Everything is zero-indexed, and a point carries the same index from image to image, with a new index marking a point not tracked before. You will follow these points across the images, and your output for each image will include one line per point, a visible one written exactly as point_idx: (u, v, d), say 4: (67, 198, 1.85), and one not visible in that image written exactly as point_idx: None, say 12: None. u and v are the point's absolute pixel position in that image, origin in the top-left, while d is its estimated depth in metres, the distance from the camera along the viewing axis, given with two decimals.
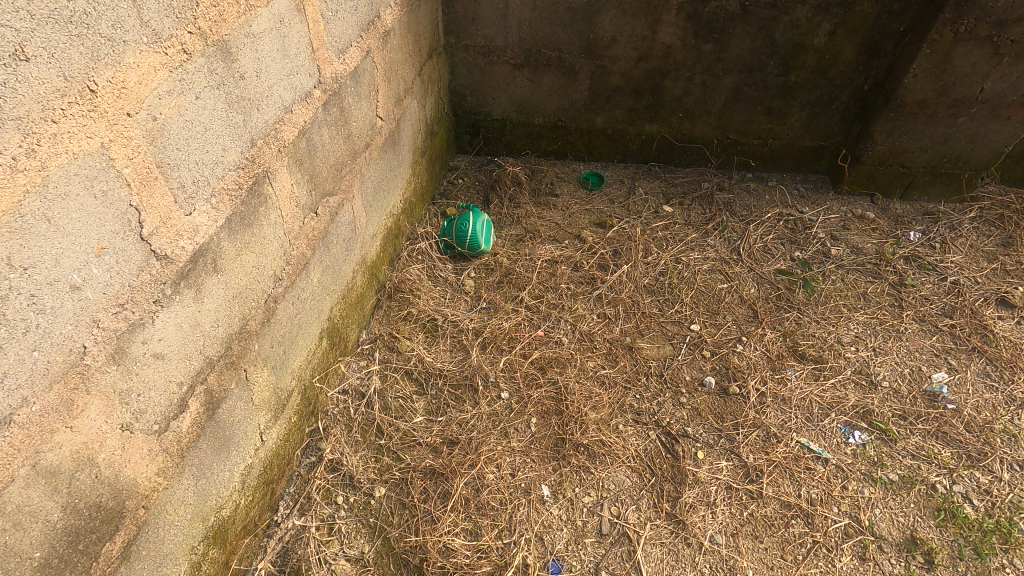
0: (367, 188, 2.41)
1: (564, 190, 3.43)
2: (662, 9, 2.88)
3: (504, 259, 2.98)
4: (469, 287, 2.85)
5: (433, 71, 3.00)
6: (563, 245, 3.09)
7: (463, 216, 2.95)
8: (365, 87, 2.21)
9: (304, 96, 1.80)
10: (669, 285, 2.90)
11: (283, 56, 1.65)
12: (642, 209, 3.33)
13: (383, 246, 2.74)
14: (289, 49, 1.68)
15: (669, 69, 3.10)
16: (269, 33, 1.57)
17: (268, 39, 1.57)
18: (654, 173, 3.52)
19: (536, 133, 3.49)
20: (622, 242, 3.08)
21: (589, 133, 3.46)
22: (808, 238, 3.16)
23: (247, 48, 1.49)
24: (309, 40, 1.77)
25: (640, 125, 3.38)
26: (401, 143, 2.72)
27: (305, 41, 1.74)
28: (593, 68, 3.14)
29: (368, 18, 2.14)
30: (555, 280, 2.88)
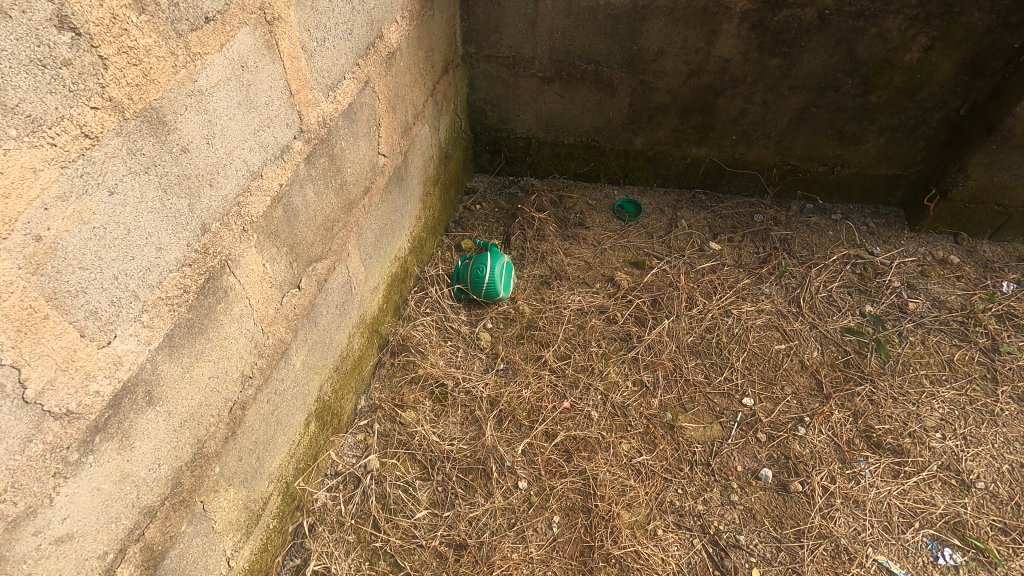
0: (367, 239, 2.05)
1: (595, 220, 3.02)
2: (722, 17, 2.41)
3: (526, 308, 2.60)
4: (484, 342, 2.48)
5: (449, 88, 2.59)
6: (593, 290, 2.69)
7: (480, 256, 2.58)
8: (362, 124, 1.82)
9: (280, 153, 1.42)
10: (716, 344, 2.49)
11: (248, 111, 1.27)
12: (685, 245, 2.91)
13: (387, 296, 2.38)
14: (257, 99, 1.29)
15: (724, 87, 2.64)
16: (225, 86, 1.18)
17: (224, 94, 1.18)
18: (699, 201, 3.09)
19: (565, 154, 3.07)
20: (662, 289, 2.67)
21: (626, 155, 3.03)
22: (881, 288, 2.70)
23: (192, 110, 1.11)
24: (286, 83, 1.39)
25: (686, 148, 2.93)
26: (410, 178, 2.34)
27: (279, 85, 1.36)
28: (635, 84, 2.69)
29: (366, 40, 1.74)
30: (584, 335, 2.50)
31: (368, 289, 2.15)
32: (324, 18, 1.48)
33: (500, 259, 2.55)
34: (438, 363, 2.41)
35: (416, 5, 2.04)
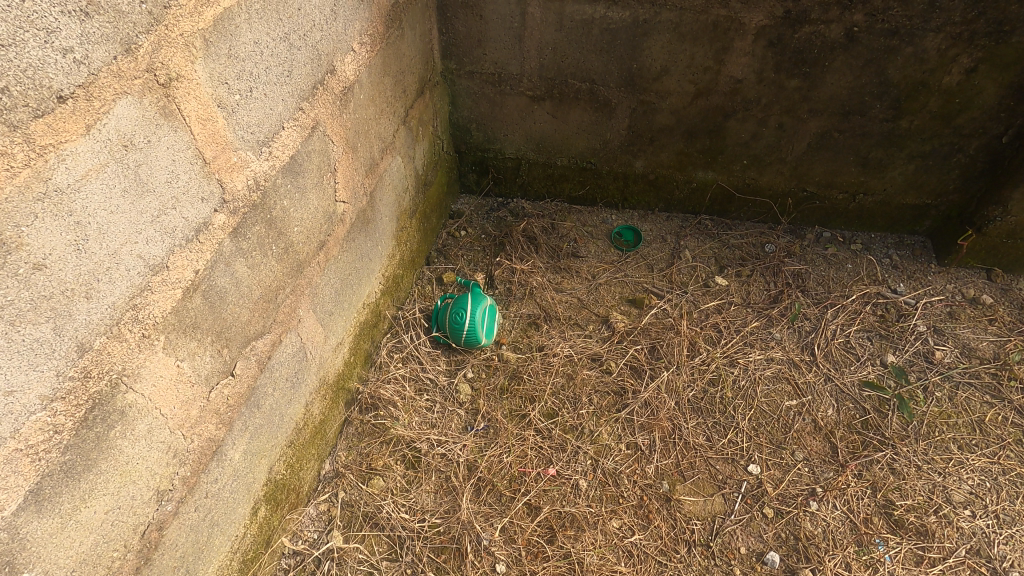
0: (324, 298, 1.81)
1: (590, 250, 2.76)
2: (735, 33, 2.12)
3: (511, 354, 2.37)
4: (464, 395, 2.26)
5: (426, 111, 2.32)
6: (586, 333, 2.45)
7: (460, 297, 2.35)
8: (312, 175, 1.58)
9: (193, 233, 1.18)
10: (720, 400, 2.25)
11: (140, 196, 1.02)
12: (688, 280, 2.65)
13: (354, 348, 2.16)
14: (152, 180, 1.04)
15: (735, 108, 2.35)
16: (100, 175, 0.94)
17: (99, 185, 0.94)
18: (704, 229, 2.82)
19: (559, 176, 2.80)
20: (661, 333, 2.43)
21: (625, 179, 2.75)
22: (905, 334, 2.44)
23: (47, 215, 0.86)
24: (197, 151, 1.14)
25: (691, 172, 2.65)
26: (378, 219, 2.09)
27: (186, 155, 1.11)
28: (635, 104, 2.41)
29: (312, 79, 1.48)
30: (574, 389, 2.27)
31: (329, 348, 1.92)
32: (249, 64, 1.23)
33: (482, 300, 2.32)
34: (412, 420, 2.19)
35: (379, 27, 1.77)
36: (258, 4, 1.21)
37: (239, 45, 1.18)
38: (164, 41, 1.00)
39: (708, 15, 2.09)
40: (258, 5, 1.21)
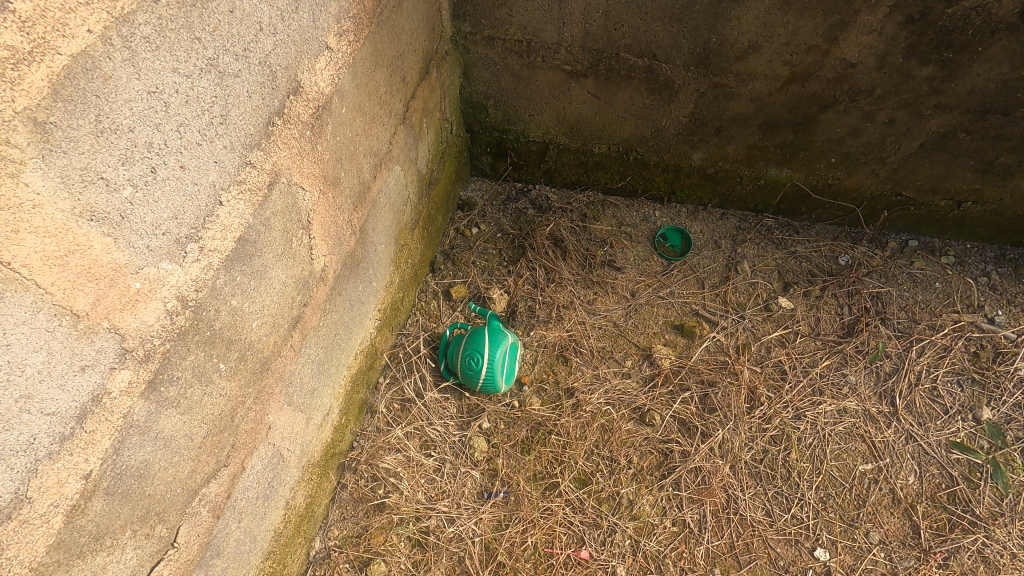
0: (302, 382, 1.37)
1: (628, 258, 2.28)
2: (862, 2, 1.53)
3: (534, 399, 1.98)
4: (479, 454, 1.89)
5: (432, 96, 1.75)
6: (623, 371, 2.05)
7: (475, 332, 1.91)
8: (273, 247, 1.08)
9: (71, 427, 0.72)
10: (783, 463, 1.90)
11: None
12: (746, 301, 2.21)
13: (346, 407, 1.75)
14: None
15: (838, 99, 1.79)
16: None
17: None
18: (766, 233, 2.34)
19: (594, 165, 2.26)
20: (714, 374, 2.03)
21: (676, 171, 2.22)
22: (1003, 380, 2.04)
23: None
24: (56, 308, 0.66)
25: (762, 168, 2.13)
26: (371, 253, 1.60)
27: (31, 327, 0.64)
28: (706, 88, 1.84)
29: (262, 115, 0.95)
30: (610, 447, 1.90)
31: (312, 430, 1.51)
32: (142, 133, 0.72)
33: (502, 339, 1.89)
34: (418, 486, 1.84)
35: (366, 3, 1.20)
36: (147, 27, 0.69)
37: (115, 110, 0.67)
38: None
39: None
40: (147, 29, 0.69)
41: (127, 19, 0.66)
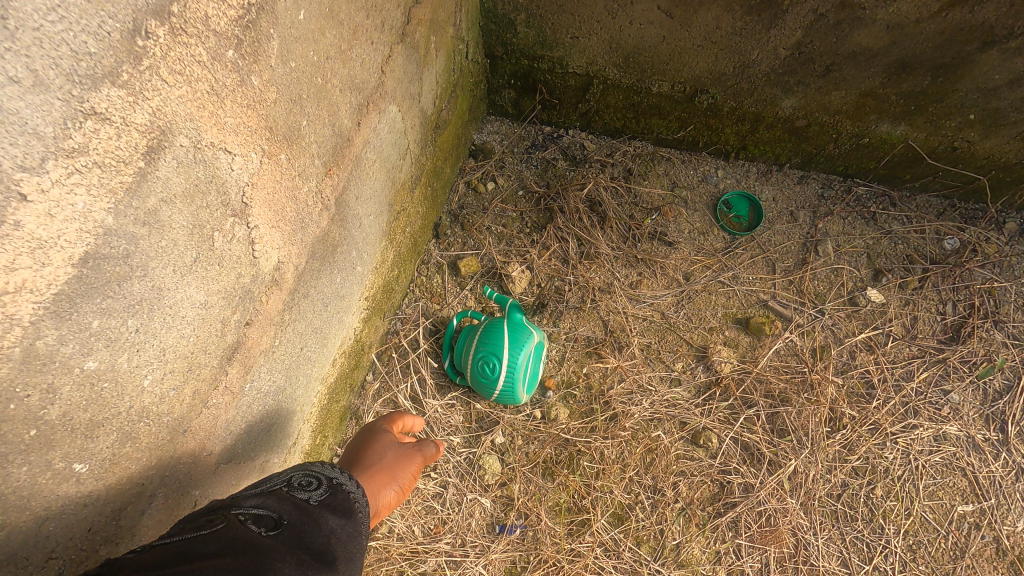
0: (245, 429, 0.94)
1: (682, 231, 1.82)
2: None
3: (561, 409, 1.58)
4: (491, 477, 1.52)
5: (444, 3, 1.24)
6: (672, 377, 1.64)
7: (491, 326, 1.49)
8: (171, 257, 0.63)
9: None
10: (865, 502, 1.54)
11: None
12: (826, 291, 1.77)
13: (324, 427, 1.34)
14: None
15: (1013, 32, 1.28)
16: None
17: None
18: (856, 205, 1.86)
19: (648, 108, 1.74)
20: (786, 385, 1.62)
21: (755, 122, 1.72)
22: None
23: None
24: None
25: (870, 123, 1.63)
26: (353, 232, 1.13)
27: None
28: (827, 8, 1.32)
29: (114, 13, 0.47)
30: (653, 475, 1.53)
31: (270, 477, 1.10)
32: None
33: (525, 337, 1.46)
34: (414, 516, 1.48)
35: None
36: None
37: None
38: None
39: None
40: None
41: None
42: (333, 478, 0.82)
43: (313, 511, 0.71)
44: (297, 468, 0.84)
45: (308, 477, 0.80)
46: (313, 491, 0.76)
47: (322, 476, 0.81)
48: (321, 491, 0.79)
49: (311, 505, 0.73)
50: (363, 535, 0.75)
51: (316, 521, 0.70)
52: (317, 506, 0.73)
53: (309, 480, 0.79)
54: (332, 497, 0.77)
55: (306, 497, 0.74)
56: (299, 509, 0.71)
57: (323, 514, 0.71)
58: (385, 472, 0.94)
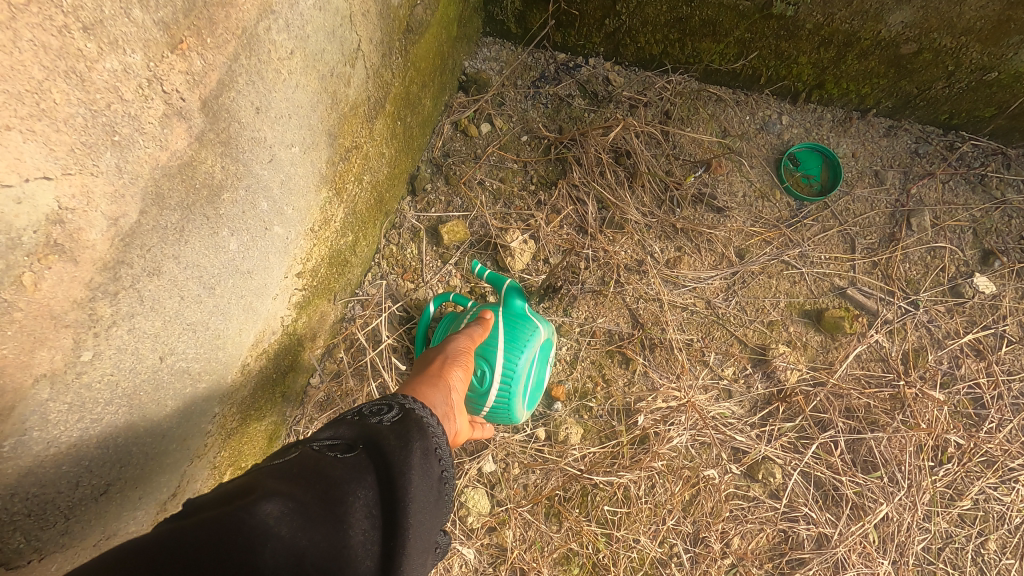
0: (23, 512, 0.53)
1: (735, 194, 1.38)
2: None
3: (573, 428, 1.18)
4: (476, 519, 1.12)
5: None
6: (720, 388, 1.23)
7: (479, 317, 1.06)
8: None
9: None
10: (975, 561, 1.16)
11: None
12: (922, 277, 1.36)
13: (238, 462, 0.92)
14: None
15: None
16: None
17: None
18: (960, 167, 1.43)
19: (699, 25, 1.29)
20: (870, 402, 1.22)
21: (843, 47, 1.27)
22: None
23: None
24: None
25: (1008, 50, 1.18)
26: (256, 167, 0.69)
27: None
28: None
29: None
30: (694, 521, 1.14)
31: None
32: None
33: (527, 333, 1.04)
34: None
35: None
36: None
37: None
38: None
39: None
40: None
41: None
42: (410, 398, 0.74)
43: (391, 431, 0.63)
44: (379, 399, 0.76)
45: (383, 402, 0.71)
46: (391, 414, 0.67)
47: (395, 400, 0.72)
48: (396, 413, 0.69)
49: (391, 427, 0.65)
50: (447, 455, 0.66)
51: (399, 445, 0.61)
52: (397, 428, 0.63)
53: (385, 406, 0.70)
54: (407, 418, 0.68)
55: (381, 420, 0.66)
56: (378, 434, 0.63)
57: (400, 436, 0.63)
58: (442, 363, 0.93)
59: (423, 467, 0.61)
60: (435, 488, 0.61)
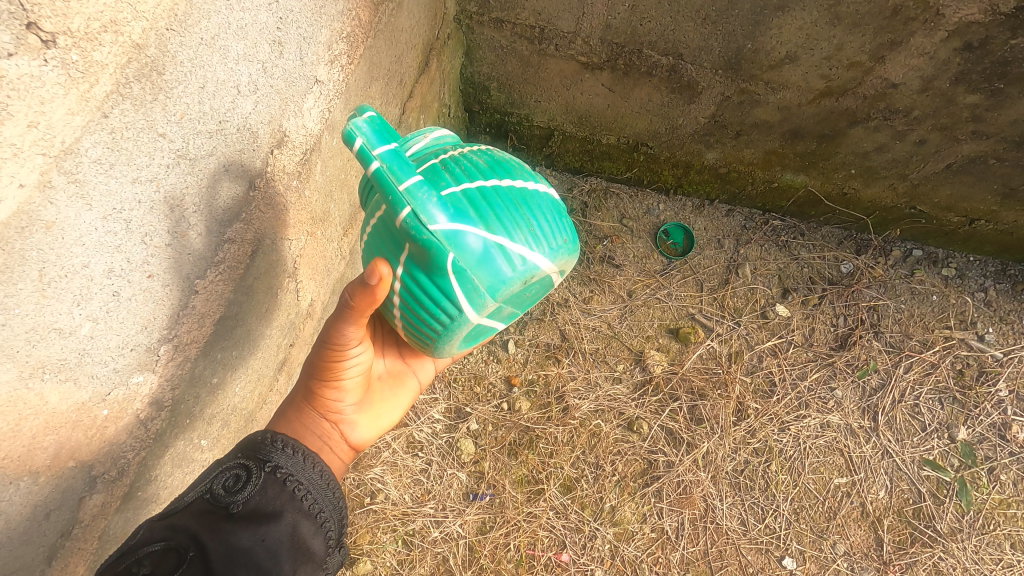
0: None
1: (628, 255, 2.18)
2: (920, 26, 1.35)
3: (523, 401, 1.95)
4: (466, 456, 1.89)
5: (431, 88, 1.59)
6: (615, 376, 2.02)
7: (376, 241, 0.81)
8: (256, 312, 0.97)
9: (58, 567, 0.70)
10: (762, 475, 1.95)
11: None
12: (743, 306, 2.16)
13: None
14: None
15: (871, 115, 1.65)
16: None
17: None
18: (772, 235, 2.24)
19: (600, 154, 2.10)
20: (705, 383, 2.02)
21: (687, 168, 2.08)
22: (982, 401, 2.10)
23: None
24: (30, 462, 0.62)
25: (778, 173, 2.00)
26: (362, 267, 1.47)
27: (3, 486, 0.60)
28: (731, 93, 1.68)
29: (243, 183, 0.83)
30: (595, 454, 1.92)
31: None
32: (95, 259, 0.63)
33: (435, 313, 0.79)
34: (405, 487, 1.85)
35: (362, 18, 1.05)
36: (99, 149, 0.60)
37: (66, 254, 0.59)
38: None
39: None
40: (91, 150, 0.59)
41: (71, 151, 0.57)
42: (270, 458, 0.83)
43: (224, 529, 0.74)
44: (249, 445, 0.87)
45: (238, 467, 0.80)
46: (239, 491, 0.78)
47: (251, 469, 0.80)
48: (246, 492, 0.78)
49: (230, 521, 0.76)
50: (296, 532, 0.79)
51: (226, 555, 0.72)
52: (230, 530, 0.74)
53: (239, 472, 0.80)
54: (254, 504, 0.78)
55: (232, 502, 0.77)
56: (215, 528, 0.74)
57: (235, 534, 0.74)
58: (326, 370, 0.93)
59: (256, 563, 0.74)
60: (287, 564, 0.77)
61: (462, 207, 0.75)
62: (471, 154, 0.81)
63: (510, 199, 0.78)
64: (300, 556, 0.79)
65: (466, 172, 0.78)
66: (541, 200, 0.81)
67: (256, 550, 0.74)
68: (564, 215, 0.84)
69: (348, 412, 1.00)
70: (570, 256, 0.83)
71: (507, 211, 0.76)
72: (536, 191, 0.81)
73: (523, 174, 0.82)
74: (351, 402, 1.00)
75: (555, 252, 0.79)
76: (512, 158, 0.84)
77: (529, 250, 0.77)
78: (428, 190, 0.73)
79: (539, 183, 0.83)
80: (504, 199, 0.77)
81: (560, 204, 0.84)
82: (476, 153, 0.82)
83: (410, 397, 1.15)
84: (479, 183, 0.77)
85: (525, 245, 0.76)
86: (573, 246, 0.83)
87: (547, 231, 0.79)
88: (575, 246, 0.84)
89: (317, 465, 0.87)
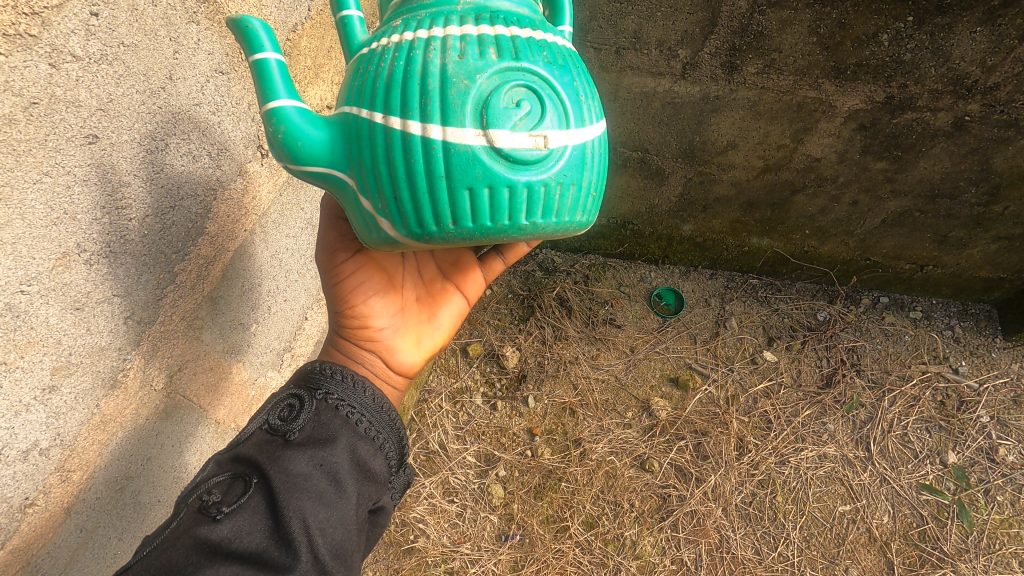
0: None
1: (627, 316, 2.50)
2: (822, 114, 1.79)
3: (545, 448, 2.18)
4: (497, 499, 2.09)
5: None
6: (625, 423, 2.26)
7: None
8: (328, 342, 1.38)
9: None
10: (770, 505, 2.13)
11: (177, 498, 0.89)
12: (735, 354, 2.44)
13: None
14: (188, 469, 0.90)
15: (807, 184, 2.05)
16: (119, 501, 0.76)
17: (116, 514, 0.75)
18: (751, 292, 2.57)
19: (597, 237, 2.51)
20: (707, 424, 2.26)
21: (669, 240, 2.46)
22: (966, 427, 2.29)
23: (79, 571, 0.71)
24: (219, 414, 0.96)
25: (745, 238, 2.38)
26: None
27: (204, 427, 0.92)
28: (692, 175, 2.11)
29: None
30: (613, 492, 2.12)
31: None
32: (268, 284, 1.01)
33: None
34: (443, 530, 2.04)
35: None
36: (280, 216, 1.01)
37: (265, 276, 0.99)
38: (159, 340, 0.76)
39: (793, 95, 1.75)
40: (274, 215, 0.98)
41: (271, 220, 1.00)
42: (318, 389, 0.91)
43: (286, 451, 0.81)
44: (295, 382, 0.95)
45: (289, 398, 0.88)
46: (294, 419, 0.85)
47: (304, 398, 0.89)
48: (301, 420, 0.86)
49: (291, 445, 0.82)
50: (354, 449, 0.87)
51: (289, 474, 0.78)
52: (290, 451, 0.81)
53: (294, 402, 0.88)
54: (311, 430, 0.85)
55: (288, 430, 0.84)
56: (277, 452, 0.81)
57: (293, 456, 0.80)
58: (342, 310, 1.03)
59: (320, 477, 0.80)
60: (351, 475, 0.84)
61: (332, 142, 0.69)
62: (391, 52, 0.68)
63: (386, 149, 0.66)
64: (364, 469, 0.87)
65: (361, 95, 0.68)
66: (438, 161, 0.65)
67: (321, 464, 0.81)
68: (482, 181, 0.66)
69: (383, 337, 1.06)
70: (467, 235, 0.69)
71: (374, 168, 0.68)
72: (429, 145, 0.65)
73: (426, 112, 0.64)
74: (386, 327, 1.06)
75: (427, 232, 0.69)
76: (443, 71, 0.65)
77: (388, 221, 0.70)
78: (293, 115, 0.67)
79: (454, 123, 0.64)
80: (377, 153, 0.67)
81: (481, 164, 0.65)
82: (394, 59, 0.67)
83: (456, 314, 1.18)
84: (362, 116, 0.67)
85: (381, 216, 0.70)
86: (489, 220, 0.68)
87: (425, 208, 0.68)
88: (488, 225, 0.68)
89: (368, 390, 0.96)
